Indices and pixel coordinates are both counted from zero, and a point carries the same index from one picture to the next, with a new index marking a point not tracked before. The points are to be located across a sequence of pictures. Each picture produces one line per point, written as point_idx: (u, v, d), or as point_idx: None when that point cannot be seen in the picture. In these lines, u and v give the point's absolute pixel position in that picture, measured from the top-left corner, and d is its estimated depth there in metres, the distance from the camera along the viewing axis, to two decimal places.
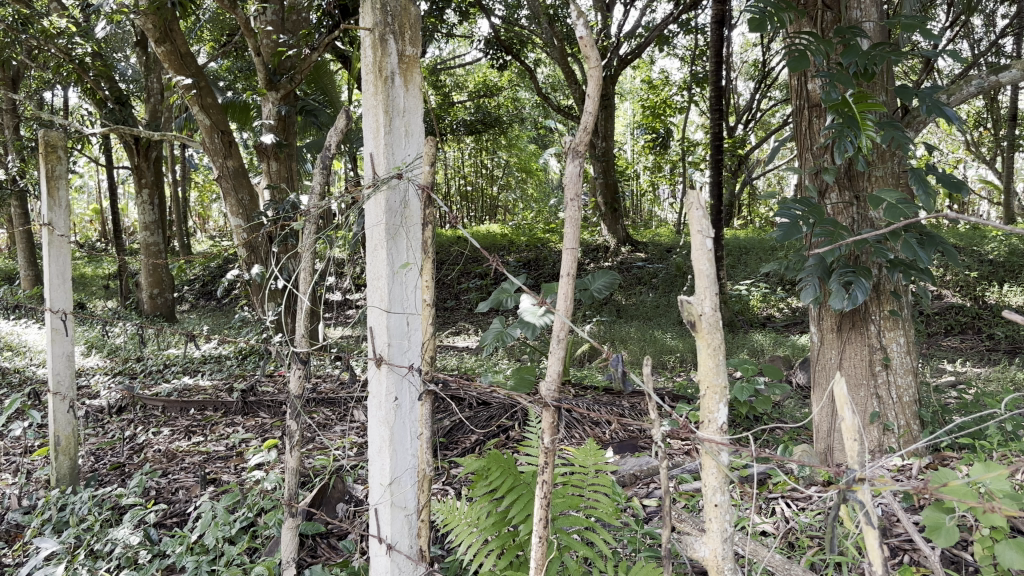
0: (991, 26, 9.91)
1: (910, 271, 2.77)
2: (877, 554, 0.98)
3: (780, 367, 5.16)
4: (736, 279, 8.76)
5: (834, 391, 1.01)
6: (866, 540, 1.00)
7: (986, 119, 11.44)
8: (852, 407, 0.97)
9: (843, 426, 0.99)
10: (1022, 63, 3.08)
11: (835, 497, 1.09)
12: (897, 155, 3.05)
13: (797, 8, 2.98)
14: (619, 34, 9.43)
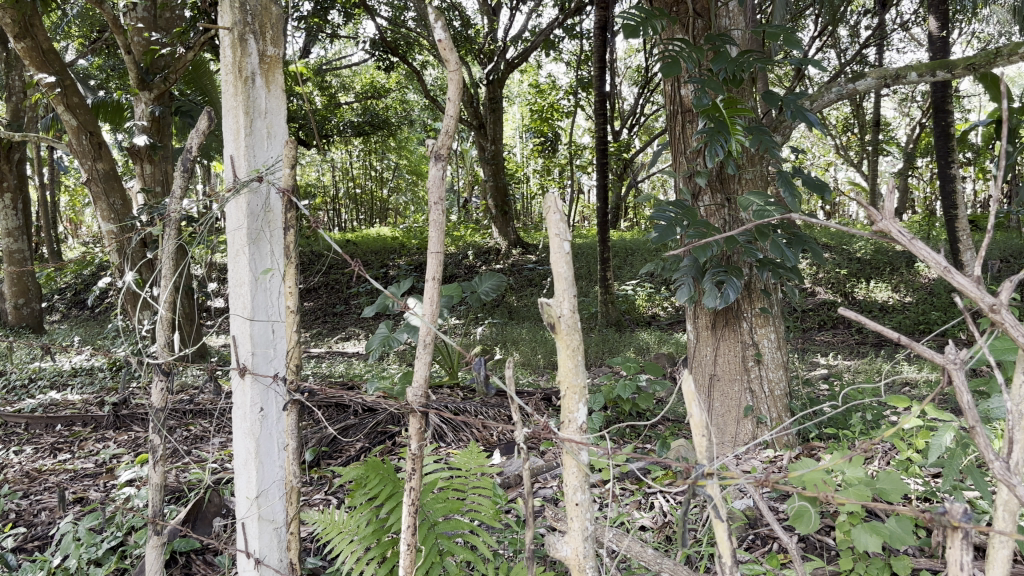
0: (855, 37, 10.48)
1: (777, 270, 2.90)
2: (725, 545, 1.02)
3: (663, 365, 5.30)
4: (622, 281, 8.96)
5: (683, 391, 1.04)
6: (716, 533, 1.04)
7: (854, 125, 12.09)
8: (699, 404, 1.02)
9: (691, 422, 1.03)
10: (877, 72, 3.26)
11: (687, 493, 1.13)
12: (764, 159, 3.17)
13: (669, 15, 3.06)
14: (506, 38, 9.51)
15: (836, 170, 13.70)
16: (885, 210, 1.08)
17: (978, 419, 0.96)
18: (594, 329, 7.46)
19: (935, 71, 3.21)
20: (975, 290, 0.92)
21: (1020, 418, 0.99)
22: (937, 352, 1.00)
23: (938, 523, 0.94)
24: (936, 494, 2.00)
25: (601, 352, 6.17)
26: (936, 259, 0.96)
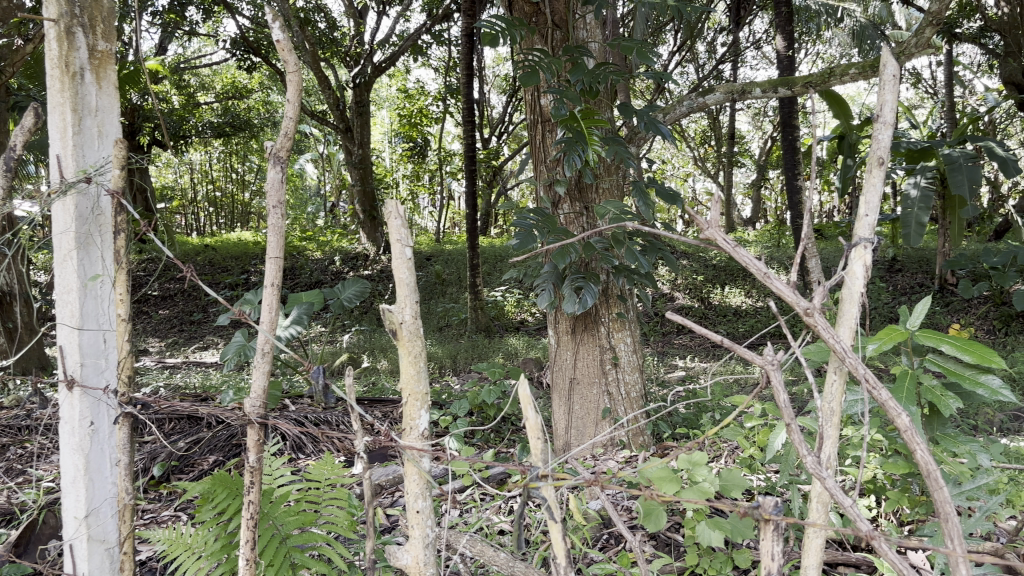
0: (711, 53, 10.98)
1: (632, 276, 3.00)
2: (560, 546, 1.07)
3: (530, 370, 5.38)
4: (491, 287, 9.03)
5: (520, 396, 1.08)
6: (551, 535, 1.09)
7: (710, 138, 12.65)
8: (534, 407, 1.05)
9: (528, 426, 1.06)
10: (724, 88, 3.43)
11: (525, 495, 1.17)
12: (619, 169, 3.28)
13: (528, 25, 3.09)
14: (373, 41, 9.45)
15: (695, 180, 14.28)
16: (710, 220, 1.17)
17: (794, 417, 1.02)
18: (463, 334, 7.48)
19: (777, 88, 3.40)
20: (793, 295, 0.98)
21: (832, 417, 1.06)
22: (756, 353, 1.06)
23: (752, 516, 1.04)
24: (774, 487, 2.11)
25: (470, 357, 6.19)
26: (757, 266, 1.02)
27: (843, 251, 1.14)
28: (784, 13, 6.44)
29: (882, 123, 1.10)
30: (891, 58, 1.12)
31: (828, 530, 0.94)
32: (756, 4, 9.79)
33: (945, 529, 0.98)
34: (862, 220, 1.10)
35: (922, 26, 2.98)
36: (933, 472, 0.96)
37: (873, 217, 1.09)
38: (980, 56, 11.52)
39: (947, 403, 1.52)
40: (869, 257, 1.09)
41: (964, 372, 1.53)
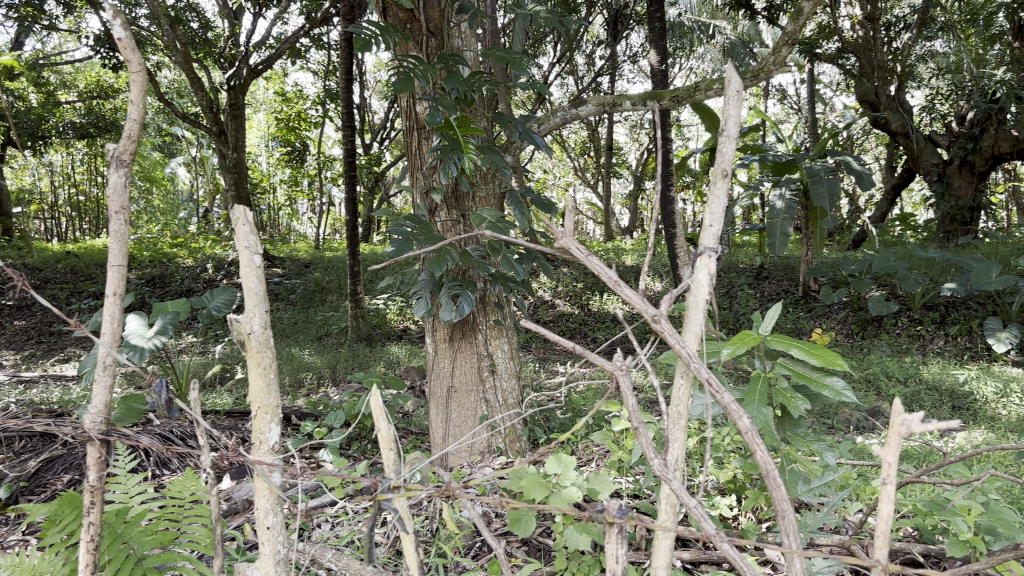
0: (590, 65, 11.23)
1: (508, 284, 3.02)
2: (411, 556, 1.13)
3: (410, 379, 5.34)
4: (372, 294, 8.94)
5: (371, 410, 1.11)
6: (402, 546, 1.14)
7: (590, 148, 12.94)
8: (385, 419, 1.10)
9: (379, 437, 1.11)
10: (596, 100, 3.52)
11: (373, 506, 1.21)
12: (496, 177, 3.31)
13: (403, 31, 3.07)
14: (248, 43, 9.19)
15: (576, 190, 14.57)
16: (565, 229, 1.19)
17: (641, 422, 1.05)
18: (343, 344, 7.35)
19: (647, 101, 3.51)
20: (641, 302, 1.02)
21: (680, 421, 1.10)
22: (605, 360, 1.10)
23: (598, 520, 1.09)
24: (643, 490, 2.17)
25: (351, 366, 6.10)
26: (607, 274, 1.05)
27: (690, 260, 1.18)
28: (658, 28, 6.63)
29: (727, 136, 1.15)
30: (735, 75, 1.18)
31: (673, 531, 0.97)
32: (632, 19, 10.08)
33: (784, 527, 1.03)
34: (708, 231, 1.15)
35: (778, 45, 3.13)
36: (772, 471, 1.01)
37: (716, 228, 1.14)
38: (838, 76, 12.23)
39: (796, 405, 1.60)
40: (714, 265, 1.14)
41: (811, 374, 1.61)
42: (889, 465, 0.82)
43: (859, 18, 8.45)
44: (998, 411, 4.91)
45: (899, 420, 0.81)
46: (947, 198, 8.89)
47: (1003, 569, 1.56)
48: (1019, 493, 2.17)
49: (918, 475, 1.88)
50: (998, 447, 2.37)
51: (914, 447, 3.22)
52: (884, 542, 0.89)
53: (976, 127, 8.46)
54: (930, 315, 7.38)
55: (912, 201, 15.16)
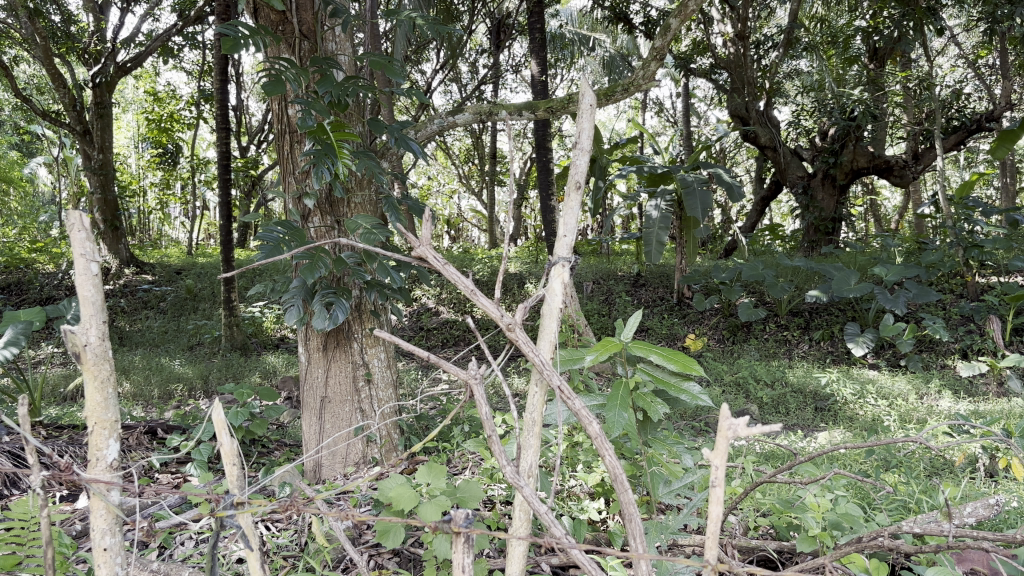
0: (473, 73, 11.30)
1: (383, 291, 3.00)
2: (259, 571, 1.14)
3: (286, 390, 5.20)
4: (248, 302, 8.68)
5: (213, 425, 1.11)
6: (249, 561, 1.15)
7: (474, 157, 13.01)
8: (228, 434, 1.11)
9: (222, 453, 1.11)
10: (472, 108, 3.54)
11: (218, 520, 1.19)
12: (371, 182, 3.28)
13: (274, 33, 3.00)
14: (116, 39, 8.80)
15: (460, 198, 14.59)
16: (423, 236, 1.19)
17: (495, 429, 1.07)
18: (217, 353, 7.10)
19: (523, 111, 3.55)
20: (496, 310, 1.03)
21: (534, 428, 1.13)
22: (461, 368, 1.12)
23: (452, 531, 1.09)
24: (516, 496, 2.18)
25: (224, 376, 5.90)
26: (464, 283, 1.07)
27: (546, 268, 1.21)
28: (538, 39, 6.75)
29: (581, 147, 1.21)
30: (586, 91, 1.25)
31: (521, 538, 0.99)
32: (514, 30, 10.21)
33: (631, 531, 1.06)
34: (562, 239, 1.19)
35: (647, 60, 3.23)
36: (618, 476, 1.04)
37: (570, 237, 1.17)
38: (711, 91, 12.70)
39: (656, 408, 1.65)
40: (567, 275, 1.17)
41: (670, 379, 1.67)
42: (716, 469, 0.86)
43: (731, 36, 8.82)
44: (855, 411, 5.21)
45: (726, 425, 0.84)
46: (811, 209, 9.47)
47: (847, 562, 1.65)
48: (864, 488, 2.31)
49: (773, 475, 1.98)
50: (848, 445, 2.51)
51: (776, 449, 3.38)
52: (713, 541, 0.93)
53: (837, 143, 9.06)
54: (795, 321, 7.76)
55: (779, 212, 15.90)
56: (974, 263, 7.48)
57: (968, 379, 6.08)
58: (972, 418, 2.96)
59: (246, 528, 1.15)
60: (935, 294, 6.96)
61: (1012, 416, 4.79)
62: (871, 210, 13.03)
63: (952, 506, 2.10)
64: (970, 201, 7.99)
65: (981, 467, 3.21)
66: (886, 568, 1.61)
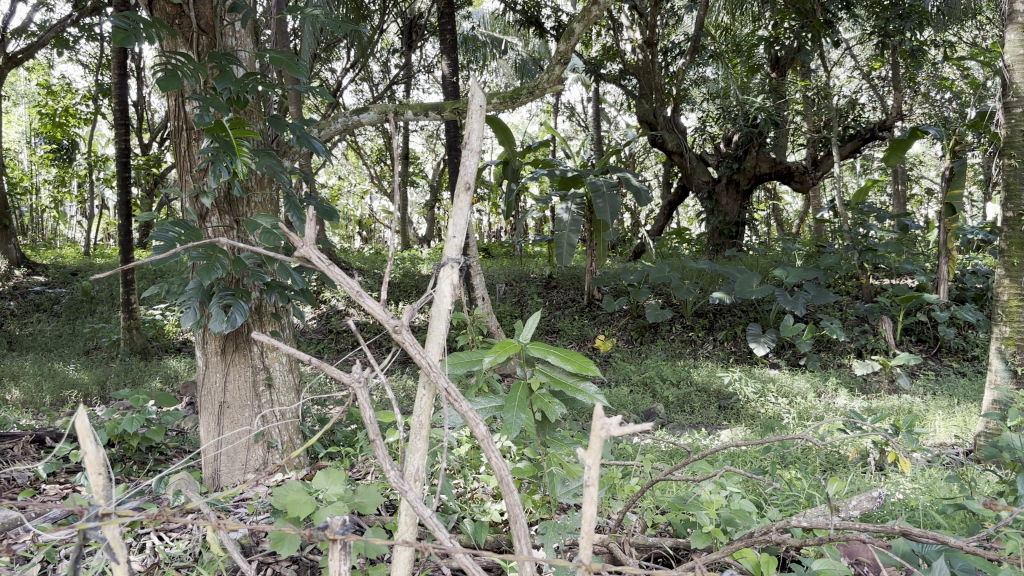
0: (385, 73, 11.21)
1: (284, 292, 2.93)
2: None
3: (187, 396, 5.04)
4: (148, 304, 8.38)
5: (78, 432, 1.06)
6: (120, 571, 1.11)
7: (386, 157, 12.88)
8: (94, 442, 1.06)
9: (88, 463, 1.06)
10: (377, 107, 3.50)
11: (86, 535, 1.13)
12: (272, 182, 3.22)
13: (170, 27, 2.89)
14: (5, 29, 8.39)
15: (371, 198, 14.42)
16: (307, 237, 1.16)
17: (380, 433, 1.06)
18: (114, 358, 6.82)
19: (429, 112, 3.53)
20: (383, 313, 1.01)
21: (421, 433, 1.13)
22: (346, 372, 1.10)
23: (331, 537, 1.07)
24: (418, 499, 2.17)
25: (122, 381, 5.68)
26: (349, 285, 1.06)
27: (434, 271, 1.22)
28: (448, 41, 6.73)
29: (469, 149, 1.23)
30: (476, 93, 1.27)
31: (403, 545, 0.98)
32: (426, 30, 10.17)
33: (515, 534, 1.05)
34: (450, 240, 1.20)
35: (553, 64, 3.26)
36: (504, 478, 1.03)
37: (457, 238, 1.19)
38: (621, 96, 12.92)
39: (553, 409, 1.67)
40: (455, 277, 1.18)
41: (567, 380, 1.69)
42: (590, 468, 0.86)
43: (639, 42, 8.97)
44: (756, 409, 5.35)
45: (600, 426, 0.84)
46: (716, 213, 9.76)
47: (739, 557, 1.69)
48: (759, 485, 2.38)
49: (669, 473, 2.02)
50: (744, 443, 2.58)
51: (678, 449, 3.45)
52: (587, 541, 0.94)
53: (741, 149, 9.39)
54: (700, 322, 7.95)
55: (687, 215, 16.26)
56: (868, 266, 7.80)
57: (861, 377, 6.34)
58: (861, 415, 3.08)
59: (112, 541, 1.10)
60: (831, 296, 7.23)
61: (901, 412, 5.01)
62: (774, 215, 13.47)
63: (839, 499, 2.18)
64: (864, 207, 8.33)
65: (871, 461, 3.34)
66: (776, 561, 1.66)
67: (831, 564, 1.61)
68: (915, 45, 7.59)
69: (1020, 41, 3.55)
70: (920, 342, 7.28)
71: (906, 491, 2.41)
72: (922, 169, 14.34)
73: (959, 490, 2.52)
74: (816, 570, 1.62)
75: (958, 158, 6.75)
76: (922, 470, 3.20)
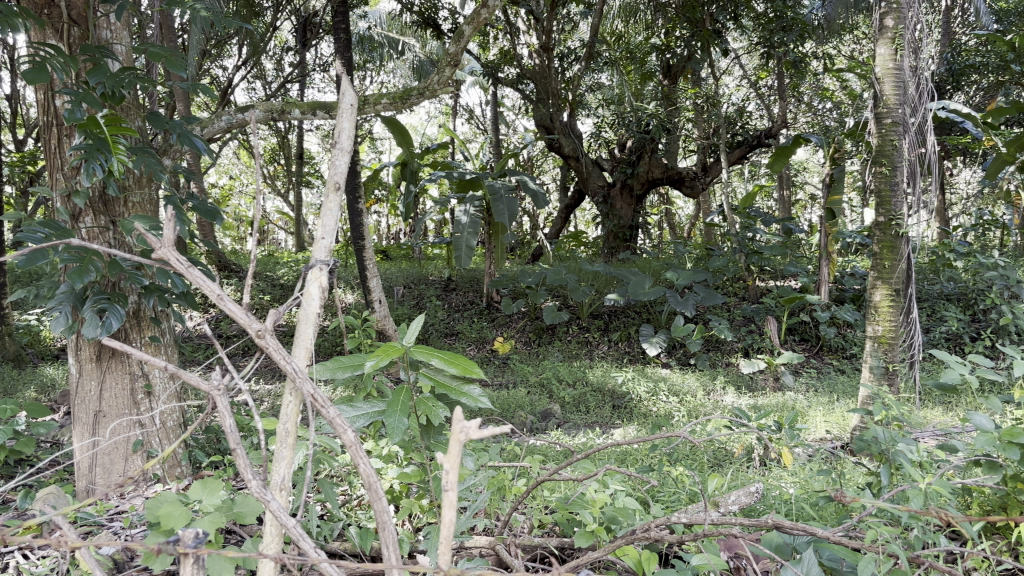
0: (279, 71, 10.95)
1: (164, 295, 2.81)
2: None
3: (64, 405, 4.77)
4: (22, 309, 7.93)
5: None
6: None
7: (280, 156, 12.57)
8: None
9: None
10: (262, 106, 3.41)
11: None
12: (151, 181, 3.10)
13: (39, 17, 2.74)
14: None
15: (264, 199, 14.06)
16: (167, 238, 1.13)
17: (241, 442, 1.03)
18: None
19: (316, 111, 3.46)
20: (246, 317, 0.99)
21: (286, 440, 1.12)
22: (207, 379, 1.08)
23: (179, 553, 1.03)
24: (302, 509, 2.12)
25: None
26: (210, 289, 1.03)
27: (302, 272, 1.21)
28: (343, 39, 6.62)
29: (338, 149, 1.23)
30: (346, 93, 1.27)
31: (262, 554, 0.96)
32: (321, 29, 9.98)
33: (383, 541, 1.04)
34: (320, 241, 1.20)
35: (443, 65, 3.25)
36: (370, 483, 1.02)
37: (326, 240, 1.18)
38: (518, 100, 13.01)
39: (436, 412, 1.66)
40: (323, 280, 1.18)
41: (450, 382, 1.69)
42: (448, 471, 0.85)
43: (535, 47, 9.02)
44: (649, 407, 5.47)
45: (458, 429, 0.84)
46: (611, 217, 9.95)
47: (621, 554, 1.71)
48: (647, 484, 2.42)
49: (554, 473, 2.04)
50: (631, 441, 2.63)
51: (571, 449, 3.48)
52: (447, 549, 0.93)
53: (634, 154, 9.59)
54: (595, 323, 8.08)
55: (584, 218, 16.50)
56: (754, 268, 8.08)
57: (749, 376, 6.55)
58: (745, 411, 3.18)
59: None
60: (720, 297, 7.46)
61: (785, 409, 5.21)
62: (666, 219, 13.81)
63: (718, 494, 2.25)
64: (750, 211, 8.63)
65: (754, 456, 3.45)
66: (655, 558, 1.69)
67: (707, 559, 1.63)
68: (798, 56, 7.92)
69: (890, 54, 3.75)
70: (803, 341, 7.59)
71: (783, 486, 2.50)
72: (804, 174, 14.96)
73: (833, 482, 2.64)
74: (694, 565, 1.64)
75: (837, 165, 7.07)
76: (802, 465, 3.32)
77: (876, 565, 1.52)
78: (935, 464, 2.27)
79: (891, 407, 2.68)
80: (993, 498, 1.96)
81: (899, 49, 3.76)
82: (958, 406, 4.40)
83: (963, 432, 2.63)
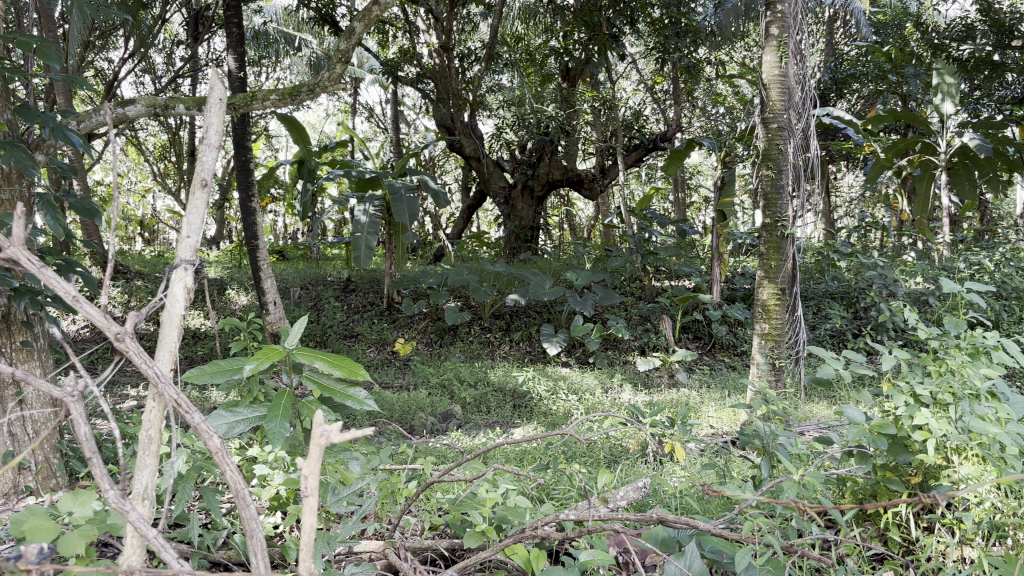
0: (168, 64, 10.56)
1: (36, 298, 2.66)
2: None
3: None
4: None
5: None
6: None
7: (170, 153, 12.12)
8: None
9: None
10: (145, 100, 3.27)
11: None
12: (21, 178, 2.94)
13: None
14: None
15: (154, 197, 13.54)
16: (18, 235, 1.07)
17: (97, 450, 0.99)
18: None
19: (201, 107, 3.34)
20: (104, 319, 0.95)
21: (149, 447, 1.08)
22: (63, 386, 1.02)
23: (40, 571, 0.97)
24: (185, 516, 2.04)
25: None
26: (65, 289, 0.99)
27: (169, 273, 1.17)
28: (235, 34, 6.42)
29: (206, 145, 1.19)
30: (214, 87, 1.24)
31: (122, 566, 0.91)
32: (213, 22, 9.66)
33: (252, 547, 1.01)
34: (185, 241, 1.17)
35: (334, 63, 3.18)
36: (238, 490, 0.99)
37: (191, 240, 1.15)
38: (418, 99, 12.93)
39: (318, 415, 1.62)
40: (189, 280, 1.15)
41: (334, 385, 1.65)
42: (308, 476, 0.84)
43: (435, 46, 8.94)
44: (549, 406, 5.51)
45: (319, 433, 0.83)
46: (512, 218, 9.98)
47: (510, 552, 1.72)
48: (542, 484, 2.44)
49: (446, 474, 2.03)
50: (527, 441, 2.64)
51: (469, 450, 3.46)
52: (309, 556, 0.90)
53: (534, 156, 9.65)
54: (496, 323, 8.10)
55: (485, 219, 16.54)
56: (649, 268, 8.26)
57: (645, 373, 6.69)
58: (638, 410, 3.24)
59: None
60: (617, 296, 7.60)
61: (679, 405, 5.35)
62: (566, 220, 13.96)
63: (610, 491, 2.28)
64: (646, 212, 8.81)
65: (648, 451, 3.52)
66: (545, 555, 1.69)
67: (595, 555, 1.65)
68: (692, 61, 8.11)
69: (776, 61, 3.89)
70: (697, 339, 7.81)
71: (674, 481, 2.55)
72: (698, 177, 15.36)
73: (721, 475, 2.71)
74: (582, 561, 1.66)
75: (728, 169, 7.29)
76: (694, 459, 3.40)
77: (754, 555, 1.57)
78: (815, 456, 2.36)
79: (775, 403, 2.77)
80: (865, 486, 2.06)
81: (784, 56, 3.90)
82: (840, 400, 4.59)
83: (842, 425, 2.75)
